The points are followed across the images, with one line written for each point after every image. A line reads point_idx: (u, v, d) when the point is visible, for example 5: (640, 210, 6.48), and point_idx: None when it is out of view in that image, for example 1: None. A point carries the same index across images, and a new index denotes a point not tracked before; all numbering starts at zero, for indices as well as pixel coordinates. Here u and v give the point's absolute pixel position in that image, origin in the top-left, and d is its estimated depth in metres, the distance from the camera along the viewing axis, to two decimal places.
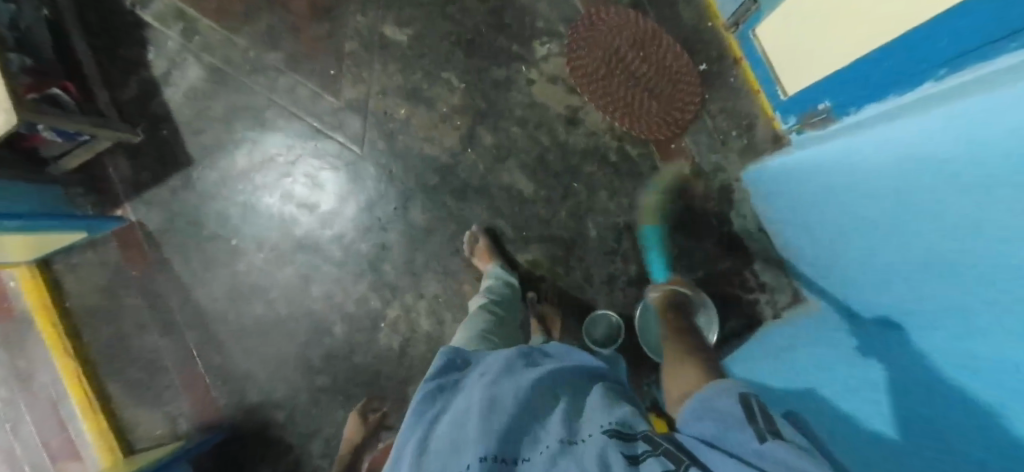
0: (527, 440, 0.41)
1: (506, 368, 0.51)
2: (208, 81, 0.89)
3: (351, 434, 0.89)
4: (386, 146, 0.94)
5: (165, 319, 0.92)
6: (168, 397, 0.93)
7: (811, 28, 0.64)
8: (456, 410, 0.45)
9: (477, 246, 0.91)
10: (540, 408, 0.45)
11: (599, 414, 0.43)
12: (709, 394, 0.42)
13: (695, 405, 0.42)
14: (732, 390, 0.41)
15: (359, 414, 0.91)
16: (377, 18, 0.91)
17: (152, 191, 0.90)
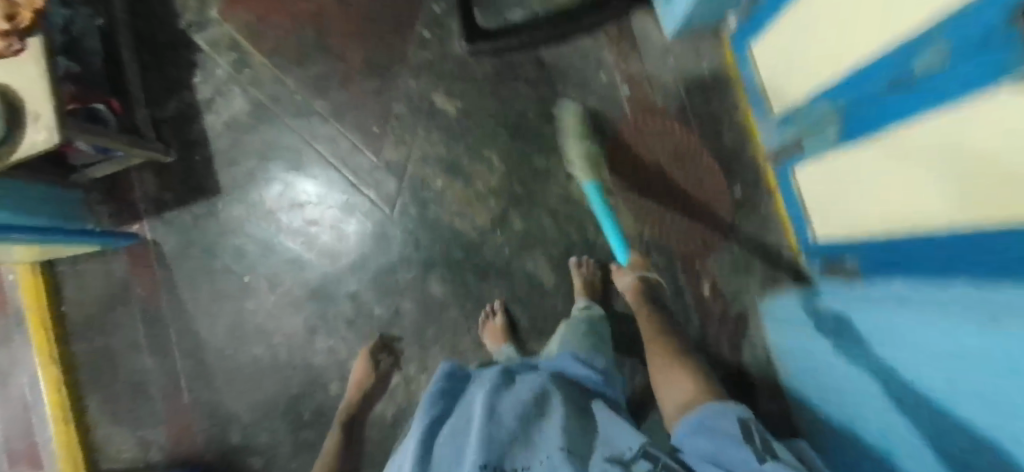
0: (526, 445, 0.48)
1: (506, 379, 0.57)
2: (253, 117, 0.90)
3: (360, 377, 0.86)
4: (418, 213, 0.89)
5: (157, 342, 0.91)
6: (145, 422, 0.90)
7: (844, 187, 0.63)
8: (456, 416, 0.54)
9: (491, 326, 0.85)
10: (538, 417, 0.52)
11: (605, 434, 0.50)
12: (708, 413, 0.50)
13: (692, 422, 0.50)
14: (732, 411, 0.49)
15: (368, 358, 0.86)
16: (426, 82, 0.89)
17: (179, 215, 0.91)
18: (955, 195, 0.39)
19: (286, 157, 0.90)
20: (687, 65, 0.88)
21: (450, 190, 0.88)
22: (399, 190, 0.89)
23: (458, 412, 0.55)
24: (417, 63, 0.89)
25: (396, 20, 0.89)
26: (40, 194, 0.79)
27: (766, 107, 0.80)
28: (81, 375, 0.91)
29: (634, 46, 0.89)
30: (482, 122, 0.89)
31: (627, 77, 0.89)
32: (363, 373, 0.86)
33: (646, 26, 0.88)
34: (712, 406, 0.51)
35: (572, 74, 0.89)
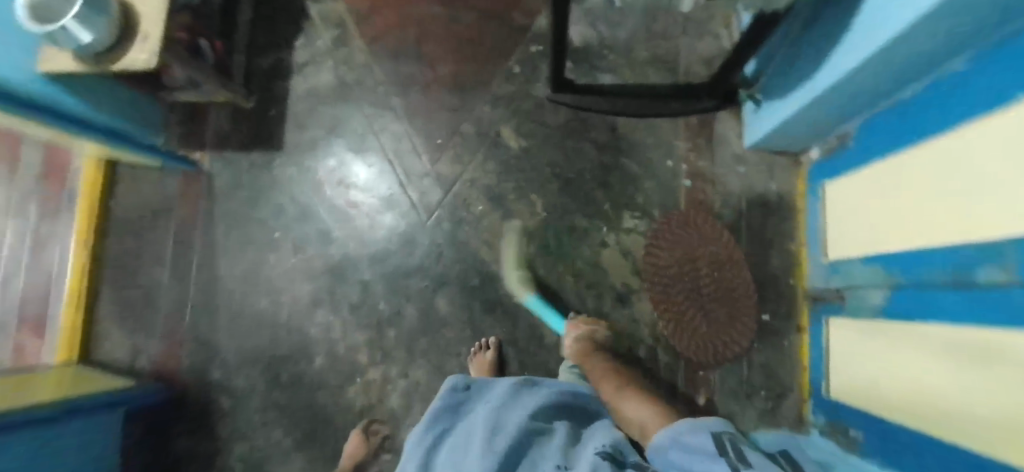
0: (527, 461, 0.51)
1: (509, 397, 0.60)
2: (335, 92, 0.95)
3: (353, 454, 0.85)
4: (450, 230, 0.91)
5: (180, 262, 0.96)
6: (143, 330, 0.95)
7: (866, 358, 0.64)
8: (458, 435, 0.58)
9: (483, 361, 0.85)
10: (537, 433, 0.54)
11: (594, 442, 0.53)
12: (682, 429, 0.48)
13: (670, 441, 0.48)
14: (706, 425, 0.47)
15: (362, 432, 0.87)
16: (500, 113, 0.92)
17: (239, 157, 0.96)
18: (989, 405, 0.40)
19: (351, 137, 0.94)
20: (755, 178, 0.87)
21: (486, 218, 0.90)
22: (440, 203, 0.92)
23: (463, 429, 0.58)
24: (498, 93, 0.93)
25: (492, 49, 0.94)
26: (124, 99, 0.85)
27: (821, 246, 0.78)
28: (104, 269, 0.96)
29: (708, 143, 0.89)
30: (539, 166, 0.91)
31: (693, 172, 0.89)
32: (356, 452, 0.86)
33: (725, 129, 0.89)
34: (687, 422, 0.49)
35: (639, 150, 0.90)
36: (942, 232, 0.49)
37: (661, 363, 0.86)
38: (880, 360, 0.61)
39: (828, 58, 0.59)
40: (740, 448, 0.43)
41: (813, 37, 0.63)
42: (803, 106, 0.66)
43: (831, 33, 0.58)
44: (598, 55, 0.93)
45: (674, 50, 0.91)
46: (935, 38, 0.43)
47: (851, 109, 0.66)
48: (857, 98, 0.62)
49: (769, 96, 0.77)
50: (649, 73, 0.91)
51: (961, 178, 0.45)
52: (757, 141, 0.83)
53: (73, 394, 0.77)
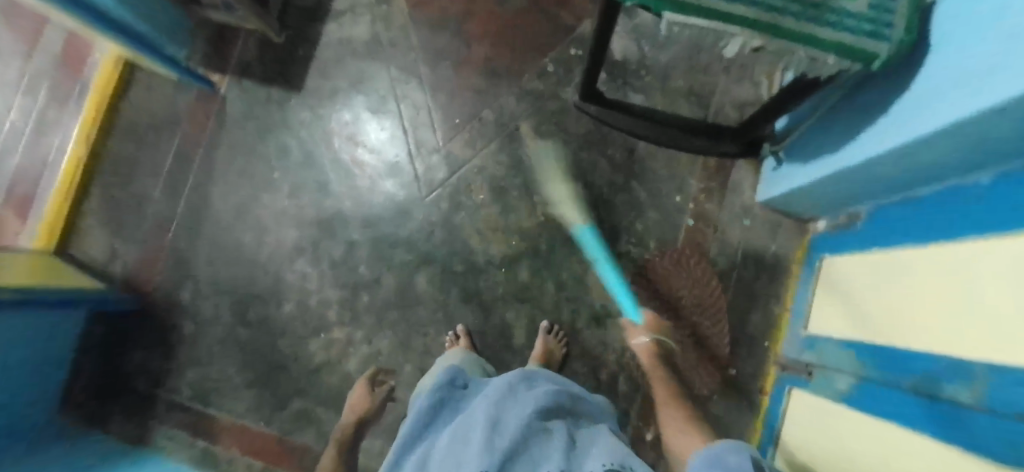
0: (527, 462, 0.49)
1: (507, 393, 0.58)
2: (366, 47, 0.94)
3: (357, 406, 0.84)
4: (447, 211, 0.90)
5: (175, 179, 0.95)
6: (125, 236, 0.95)
7: (817, 433, 0.65)
8: (456, 430, 0.55)
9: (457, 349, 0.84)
10: (538, 435, 0.52)
11: (600, 452, 0.50)
12: (720, 448, 0.48)
13: (704, 457, 0.48)
14: (744, 448, 0.46)
15: (366, 383, 0.86)
16: (523, 108, 0.91)
17: (257, 88, 0.95)
18: None
19: (371, 96, 0.94)
20: (758, 233, 0.87)
21: (485, 208, 0.90)
22: (444, 182, 0.91)
23: (460, 423, 0.56)
24: (526, 88, 0.92)
25: (531, 42, 0.92)
26: (161, 6, 0.84)
27: (805, 316, 0.78)
28: (100, 168, 0.96)
29: (721, 188, 0.88)
30: (549, 170, 0.90)
31: (699, 212, 0.88)
32: (362, 403, 0.84)
33: (740, 177, 0.88)
34: (725, 444, 0.48)
35: (652, 178, 0.89)
36: (928, 338, 0.48)
37: (620, 390, 0.85)
38: (829, 437, 0.62)
39: (861, 135, 0.57)
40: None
41: (849, 111, 0.61)
42: (825, 175, 0.65)
43: (867, 112, 0.57)
44: (634, 73, 0.91)
45: (710, 87, 0.90)
46: (964, 146, 0.42)
47: (870, 191, 0.65)
48: (877, 181, 0.61)
49: (794, 157, 0.76)
50: (680, 103, 0.90)
51: (954, 282, 0.46)
52: (771, 198, 0.82)
53: (37, 284, 0.77)
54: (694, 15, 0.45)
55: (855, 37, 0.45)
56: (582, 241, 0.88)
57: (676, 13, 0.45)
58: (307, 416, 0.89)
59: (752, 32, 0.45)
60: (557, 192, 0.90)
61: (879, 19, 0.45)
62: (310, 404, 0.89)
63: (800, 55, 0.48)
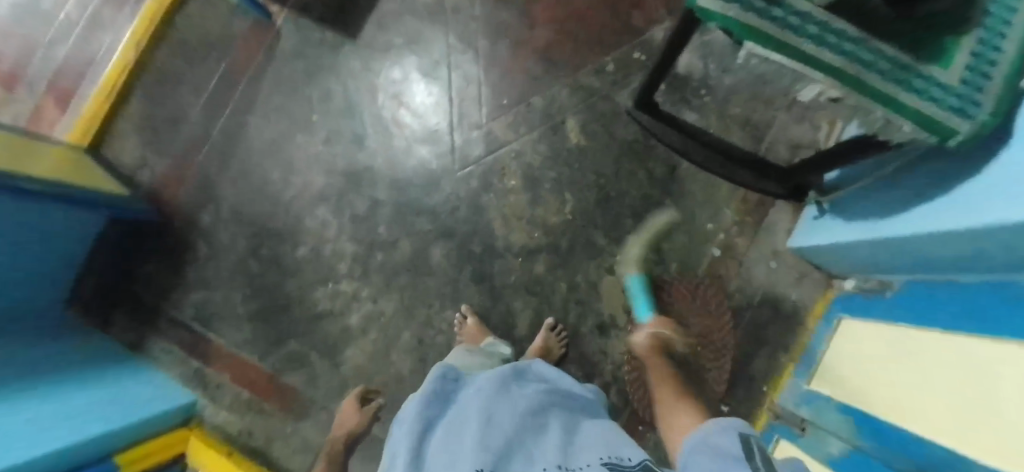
0: (524, 455, 0.49)
1: (500, 390, 0.58)
2: (429, 9, 0.93)
3: (347, 420, 0.81)
4: (476, 189, 0.90)
5: (215, 101, 0.95)
6: (156, 147, 0.95)
7: None
8: (450, 424, 0.55)
9: (466, 327, 0.84)
10: (533, 430, 0.53)
11: (596, 447, 0.50)
12: (709, 428, 0.47)
13: (693, 440, 0.48)
14: (734, 426, 0.45)
15: (355, 400, 0.84)
16: (574, 102, 0.89)
17: (313, 28, 0.94)
18: None
19: (425, 59, 0.92)
20: (781, 277, 0.85)
21: (514, 194, 0.89)
22: (478, 160, 0.90)
23: (453, 416, 0.56)
24: (580, 82, 0.90)
25: (596, 37, 0.90)
26: None
27: (810, 371, 0.77)
28: (143, 76, 0.96)
29: (754, 225, 0.87)
30: (587, 170, 0.88)
31: (726, 243, 0.86)
32: (351, 419, 0.82)
33: (776, 219, 0.86)
34: (714, 423, 0.47)
35: (688, 201, 0.87)
36: (933, 426, 0.48)
37: (609, 402, 0.85)
38: None
39: (915, 207, 0.56)
40: (766, 455, 0.41)
41: (909, 180, 0.59)
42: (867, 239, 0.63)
43: (924, 189, 0.55)
44: (694, 90, 0.88)
45: (767, 120, 0.87)
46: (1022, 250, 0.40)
47: (907, 263, 0.63)
48: (920, 257, 0.59)
49: (838, 213, 0.74)
50: (733, 131, 0.88)
51: (969, 374, 0.46)
52: (803, 247, 0.80)
53: (61, 180, 0.78)
54: (764, 44, 0.35)
55: (940, 110, 0.36)
56: (603, 247, 0.87)
57: (739, 36, 0.35)
58: (299, 359, 0.91)
59: (824, 78, 0.36)
60: (639, 199, 0.87)
61: (968, 95, 0.37)
62: (305, 348, 0.91)
63: (874, 117, 0.45)
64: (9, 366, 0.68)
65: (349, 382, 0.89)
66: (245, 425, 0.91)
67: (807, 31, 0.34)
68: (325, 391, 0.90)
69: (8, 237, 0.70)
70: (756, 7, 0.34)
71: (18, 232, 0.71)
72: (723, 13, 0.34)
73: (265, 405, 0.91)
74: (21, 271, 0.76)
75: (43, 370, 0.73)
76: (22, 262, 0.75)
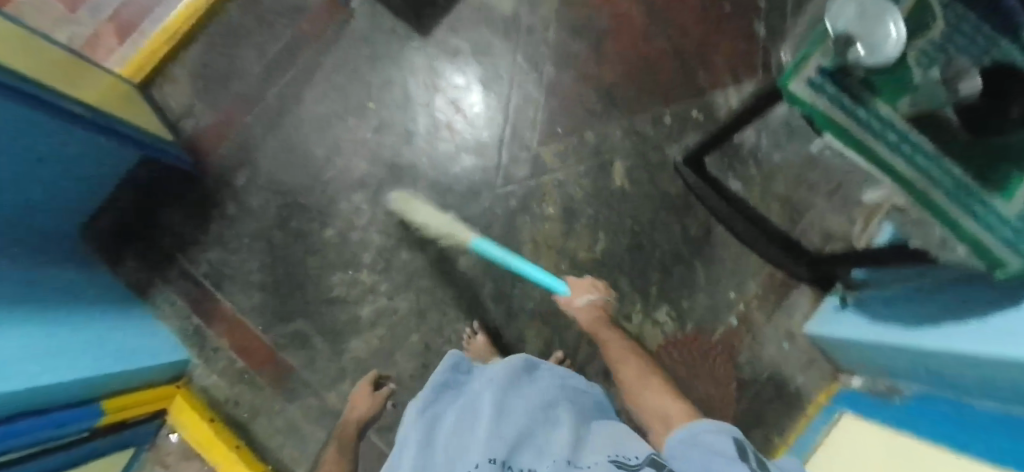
0: (534, 448, 0.50)
1: (513, 383, 0.59)
2: (504, 23, 0.93)
3: (360, 405, 0.81)
4: (513, 209, 0.90)
5: (274, 66, 0.95)
6: (206, 99, 0.95)
7: None
8: (461, 414, 0.56)
9: (476, 343, 0.84)
10: (543, 426, 0.53)
11: (603, 446, 0.51)
12: (699, 427, 0.49)
13: (684, 434, 0.49)
14: (725, 428, 0.48)
15: (369, 384, 0.84)
16: (625, 146, 0.91)
17: (386, 16, 0.94)
18: None
19: (490, 71, 0.93)
20: (791, 359, 0.86)
21: (549, 221, 0.90)
22: (521, 181, 0.91)
23: (465, 406, 0.57)
24: (635, 128, 0.91)
25: (660, 88, 0.91)
26: None
27: (803, 458, 0.78)
28: (209, 26, 0.95)
29: (776, 302, 0.88)
30: (625, 214, 0.89)
31: (745, 315, 0.88)
32: (364, 403, 0.81)
33: (796, 300, 0.88)
34: (706, 424, 0.49)
35: (716, 265, 0.88)
36: None
37: None
38: None
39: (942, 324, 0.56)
40: (758, 457, 0.44)
41: (940, 296, 0.60)
42: (886, 341, 0.64)
43: (948, 310, 0.56)
44: (744, 159, 0.90)
45: (808, 204, 0.88)
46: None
47: (917, 375, 0.65)
48: (935, 370, 0.60)
49: (859, 309, 0.74)
50: (772, 205, 0.89)
51: None
52: (820, 336, 0.81)
53: (100, 106, 0.76)
54: (845, 138, 0.33)
55: (994, 241, 0.28)
56: (624, 293, 0.88)
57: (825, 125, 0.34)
58: (302, 339, 0.90)
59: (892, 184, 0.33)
60: (668, 253, 0.88)
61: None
62: (311, 329, 0.90)
63: (934, 235, 0.47)
64: (27, 290, 0.68)
65: (347, 372, 0.89)
66: (232, 393, 0.90)
67: (883, 136, 0.31)
68: (320, 376, 0.89)
69: (33, 152, 0.68)
70: (842, 102, 0.31)
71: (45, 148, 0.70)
72: (809, 101, 0.32)
73: (257, 378, 0.90)
74: (42, 190, 0.75)
75: (54, 297, 0.72)
76: (44, 180, 0.74)
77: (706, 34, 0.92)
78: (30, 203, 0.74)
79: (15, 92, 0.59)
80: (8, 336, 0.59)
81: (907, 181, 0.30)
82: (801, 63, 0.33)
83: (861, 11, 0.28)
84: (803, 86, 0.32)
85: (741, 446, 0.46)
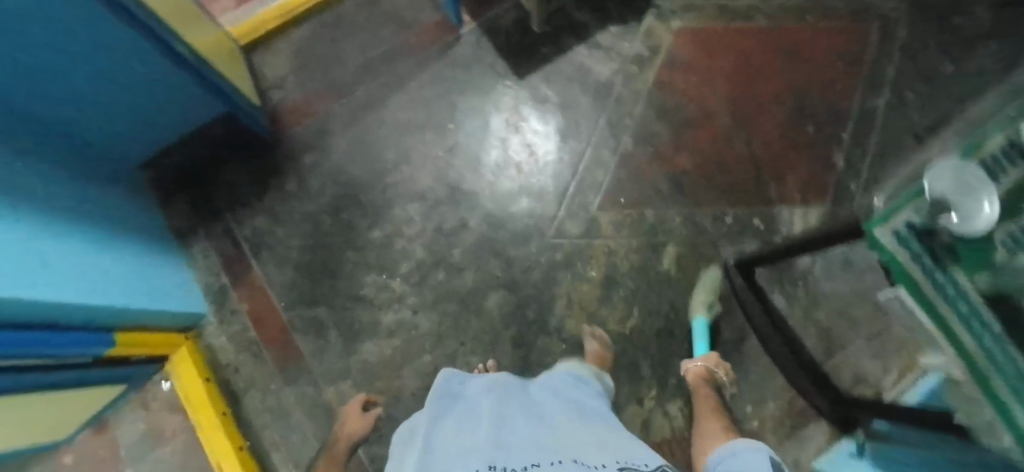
0: (538, 450, 0.45)
1: (508, 399, 0.58)
2: (597, 87, 0.97)
3: (352, 426, 0.77)
4: (557, 262, 0.91)
5: (373, 65, 0.99)
6: (301, 77, 0.99)
7: None
8: (454, 421, 0.53)
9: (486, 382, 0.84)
10: (542, 432, 0.49)
11: (613, 452, 0.46)
12: (742, 446, 0.50)
13: (727, 453, 0.50)
14: (761, 448, 0.48)
15: (359, 406, 0.81)
16: (681, 233, 0.92)
17: (489, 50, 0.98)
18: None
19: (570, 125, 0.96)
20: None
21: (589, 283, 0.90)
22: (572, 237, 0.92)
23: (458, 415, 0.54)
24: (694, 219, 0.92)
25: (728, 188, 0.93)
26: None
27: None
28: (325, 13, 1.01)
29: (790, 429, 0.86)
30: (663, 298, 0.89)
31: (756, 432, 0.86)
32: (356, 424, 0.77)
33: (811, 434, 0.86)
34: (745, 443, 0.50)
35: (740, 376, 0.87)
36: None
37: None
38: None
39: None
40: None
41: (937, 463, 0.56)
42: None
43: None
44: (792, 279, 0.90)
45: (846, 342, 0.87)
46: None
47: None
48: None
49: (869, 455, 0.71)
50: (808, 331, 0.88)
51: None
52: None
53: (211, 62, 0.79)
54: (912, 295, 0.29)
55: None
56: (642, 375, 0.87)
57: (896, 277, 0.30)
58: (319, 326, 0.90)
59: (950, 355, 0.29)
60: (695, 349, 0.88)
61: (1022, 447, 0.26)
62: (330, 319, 0.90)
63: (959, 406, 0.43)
64: (77, 211, 0.68)
65: (351, 372, 0.89)
66: (235, 360, 0.90)
67: (956, 307, 0.26)
68: (325, 368, 0.89)
69: (132, 78, 0.71)
70: (922, 260, 0.28)
71: (147, 85, 0.74)
72: (889, 248, 0.29)
73: (264, 352, 0.90)
74: (128, 114, 0.77)
75: (97, 218, 0.73)
76: (133, 107, 0.77)
77: (785, 151, 0.94)
78: (109, 124, 0.76)
79: (131, 21, 0.62)
80: (52, 246, 0.60)
81: (970, 360, 0.26)
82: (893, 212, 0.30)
83: (962, 179, 0.24)
84: (888, 235, 0.29)
85: (777, 465, 0.46)
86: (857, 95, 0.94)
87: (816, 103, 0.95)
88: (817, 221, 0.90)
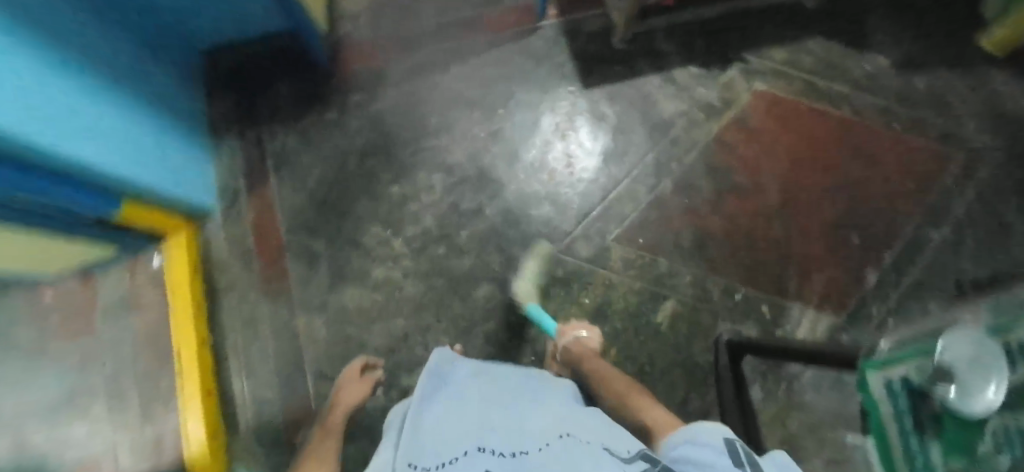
0: (526, 433, 0.40)
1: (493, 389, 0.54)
2: (656, 122, 0.94)
3: (350, 391, 0.77)
4: (555, 277, 0.90)
5: (448, 28, 0.99)
6: (377, 16, 0.99)
7: None
8: (440, 404, 0.49)
9: None
10: (532, 414, 0.45)
11: (605, 432, 0.39)
12: (686, 432, 0.33)
13: (678, 440, 0.34)
14: (710, 426, 0.32)
15: (359, 369, 0.81)
16: (685, 293, 0.89)
17: (564, 51, 0.97)
18: None
19: (616, 151, 0.94)
20: None
21: (579, 308, 0.89)
22: (579, 259, 0.91)
23: (444, 397, 0.51)
24: (704, 284, 0.90)
25: (749, 266, 0.90)
26: None
27: None
28: None
29: None
30: (646, 349, 0.88)
31: None
32: (354, 390, 0.77)
33: None
34: (694, 424, 0.33)
35: None
36: None
37: None
38: None
39: None
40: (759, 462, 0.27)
41: None
42: None
43: None
44: (777, 376, 0.88)
45: None
46: None
47: None
48: None
49: None
50: (775, 433, 0.85)
51: None
52: None
53: None
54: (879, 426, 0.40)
55: None
56: None
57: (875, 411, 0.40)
58: (312, 257, 0.92)
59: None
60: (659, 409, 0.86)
61: None
62: (325, 254, 0.91)
63: None
64: (116, 72, 0.68)
65: (326, 310, 0.90)
66: (226, 260, 0.92)
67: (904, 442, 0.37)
68: (304, 298, 0.90)
69: None
70: (902, 414, 0.38)
71: None
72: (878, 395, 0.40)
73: (255, 262, 0.92)
74: None
75: (138, 85, 0.73)
76: None
77: (820, 249, 0.90)
78: None
79: None
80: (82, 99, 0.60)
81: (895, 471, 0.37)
82: (893, 366, 0.41)
83: (976, 357, 0.31)
84: (881, 383, 0.41)
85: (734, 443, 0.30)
86: (915, 219, 0.89)
87: (870, 214, 0.90)
88: (825, 330, 0.86)
